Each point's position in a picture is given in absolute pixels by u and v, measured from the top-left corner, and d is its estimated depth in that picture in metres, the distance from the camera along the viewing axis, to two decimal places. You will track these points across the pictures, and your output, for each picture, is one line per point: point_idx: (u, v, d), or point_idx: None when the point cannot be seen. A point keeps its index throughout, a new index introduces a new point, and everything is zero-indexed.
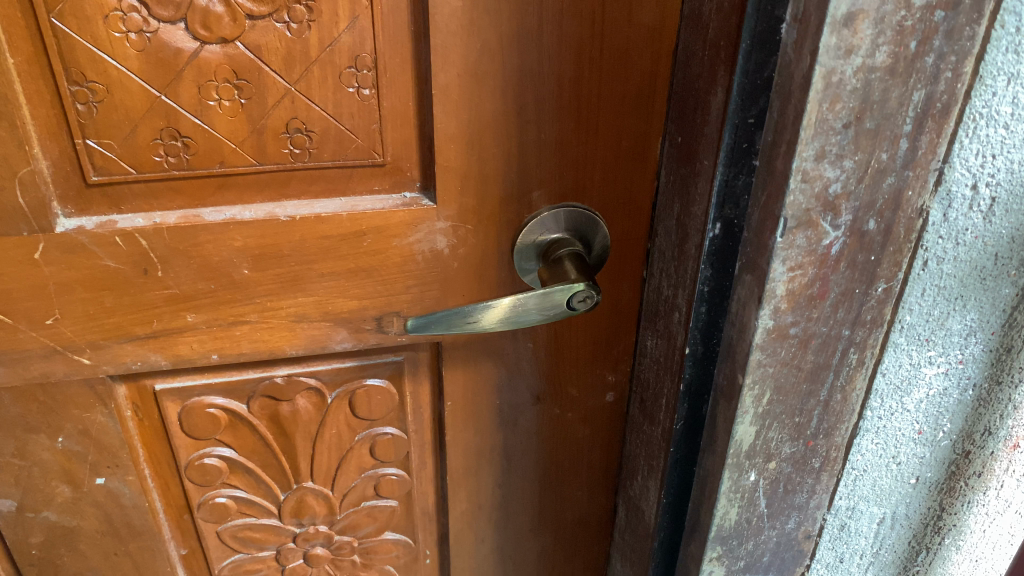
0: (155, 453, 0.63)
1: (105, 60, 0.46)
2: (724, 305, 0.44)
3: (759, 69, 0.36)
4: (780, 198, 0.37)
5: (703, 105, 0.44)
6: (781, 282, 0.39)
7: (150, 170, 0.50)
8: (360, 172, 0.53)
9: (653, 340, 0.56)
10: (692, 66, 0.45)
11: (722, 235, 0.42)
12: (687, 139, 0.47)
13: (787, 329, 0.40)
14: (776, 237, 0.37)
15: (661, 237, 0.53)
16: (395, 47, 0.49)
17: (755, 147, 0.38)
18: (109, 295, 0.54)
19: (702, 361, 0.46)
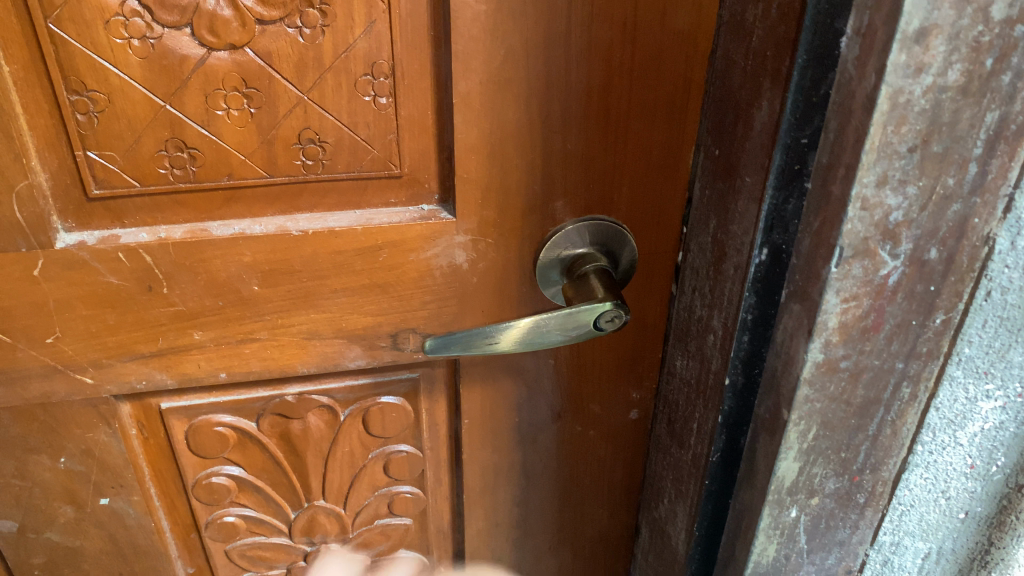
0: (161, 471, 0.60)
1: (106, 68, 0.44)
2: (769, 334, 0.41)
3: (814, 86, 0.34)
4: (835, 225, 0.34)
5: (746, 118, 0.41)
6: (834, 314, 0.36)
7: (154, 183, 0.48)
8: (375, 183, 0.51)
9: (683, 360, 0.53)
10: (733, 76, 0.42)
11: (770, 261, 0.39)
12: (726, 153, 0.44)
13: (838, 362, 0.38)
14: (831, 267, 0.35)
15: (694, 252, 0.50)
16: (413, 52, 0.46)
17: (808, 168, 0.35)
18: (111, 312, 0.51)
19: (741, 391, 0.43)
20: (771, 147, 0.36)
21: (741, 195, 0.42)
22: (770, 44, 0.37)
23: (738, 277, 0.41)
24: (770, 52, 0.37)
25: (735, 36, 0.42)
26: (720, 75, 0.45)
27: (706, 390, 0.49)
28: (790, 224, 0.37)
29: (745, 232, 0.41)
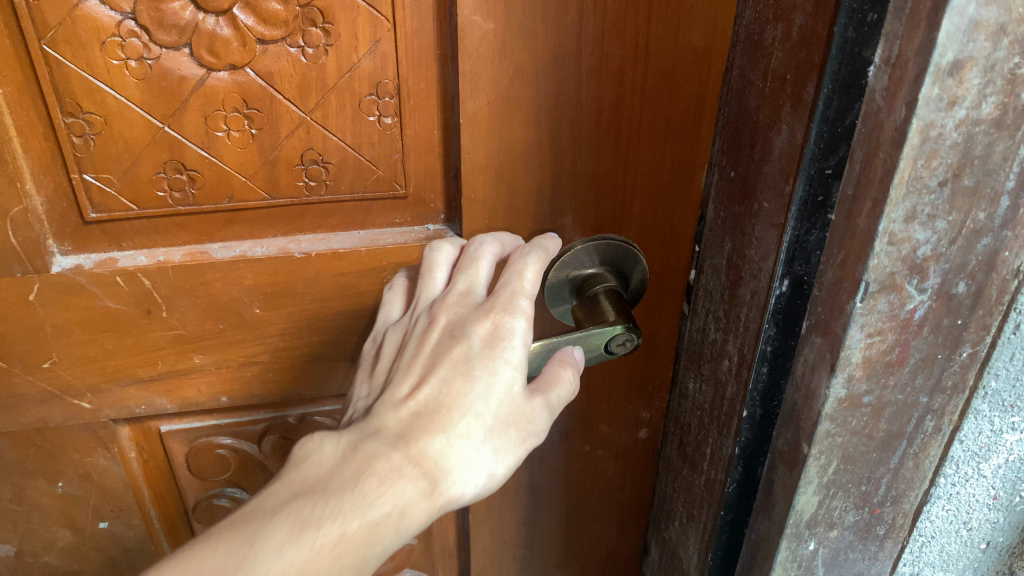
0: (161, 493, 0.59)
1: (102, 89, 0.42)
2: (789, 366, 0.40)
3: (841, 116, 0.32)
4: (861, 259, 0.33)
5: (764, 142, 0.40)
6: (858, 349, 0.35)
7: (152, 206, 0.46)
8: (380, 204, 0.49)
9: (696, 383, 0.52)
10: (749, 97, 0.41)
11: (790, 292, 0.38)
12: (742, 176, 0.43)
13: (860, 398, 0.37)
14: (854, 302, 0.33)
15: (708, 273, 0.49)
16: (419, 71, 0.45)
17: (832, 199, 0.34)
18: (109, 337, 0.50)
19: (759, 422, 0.42)
20: (793, 178, 0.35)
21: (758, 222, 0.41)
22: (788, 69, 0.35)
23: (758, 307, 0.39)
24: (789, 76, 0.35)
25: (751, 56, 0.41)
26: (735, 94, 0.43)
27: (721, 416, 0.48)
28: (813, 256, 0.36)
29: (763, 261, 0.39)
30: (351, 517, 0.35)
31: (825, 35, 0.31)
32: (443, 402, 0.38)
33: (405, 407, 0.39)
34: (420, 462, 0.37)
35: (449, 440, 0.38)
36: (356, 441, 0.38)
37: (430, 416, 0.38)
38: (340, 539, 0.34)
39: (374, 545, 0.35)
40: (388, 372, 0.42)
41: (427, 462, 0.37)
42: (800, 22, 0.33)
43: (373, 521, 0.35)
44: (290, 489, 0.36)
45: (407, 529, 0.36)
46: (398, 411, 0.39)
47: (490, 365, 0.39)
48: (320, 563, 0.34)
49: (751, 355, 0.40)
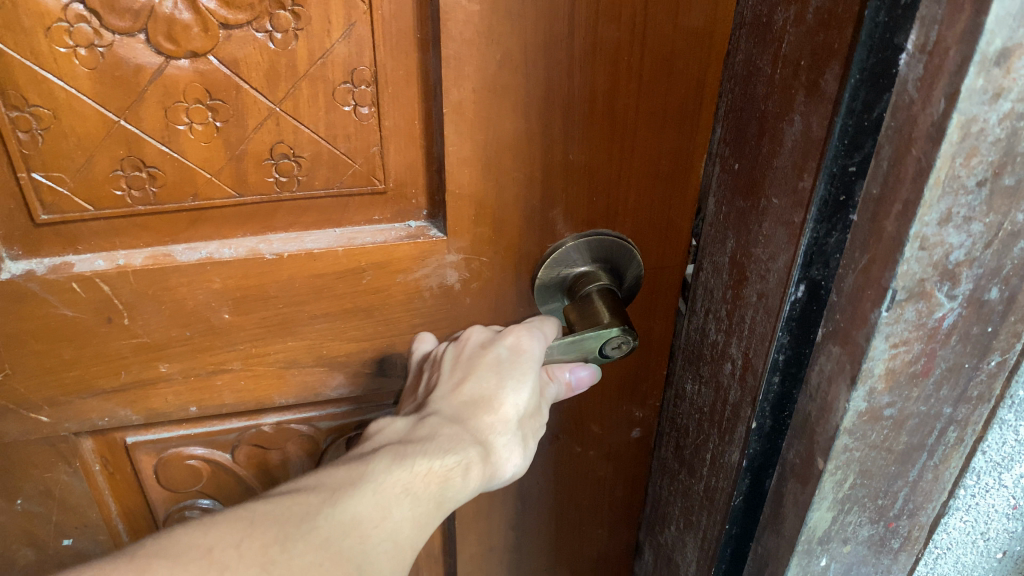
0: (129, 507, 0.56)
1: (50, 81, 0.39)
2: (802, 375, 0.37)
3: (867, 109, 0.29)
4: (887, 266, 0.30)
5: (770, 131, 0.35)
6: (882, 362, 0.32)
7: (110, 206, 0.43)
8: (357, 200, 0.46)
9: (693, 385, 0.49)
10: (755, 83, 0.36)
11: (807, 298, 0.35)
12: (745, 169, 0.38)
13: (882, 410, 0.34)
14: (880, 311, 0.31)
15: (707, 270, 0.45)
16: (397, 57, 0.41)
17: (855, 200, 0.31)
18: (67, 346, 0.46)
19: (768, 432, 0.39)
20: (813, 175, 0.32)
21: (762, 219, 0.37)
22: (801, 53, 0.32)
23: (768, 310, 0.37)
24: (801, 61, 0.32)
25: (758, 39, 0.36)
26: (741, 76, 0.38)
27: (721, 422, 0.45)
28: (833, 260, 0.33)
29: (771, 260, 0.36)
30: (434, 458, 0.41)
31: (852, 17, 0.28)
32: (487, 394, 0.45)
33: (454, 395, 0.45)
34: (476, 432, 0.44)
35: (499, 419, 0.44)
36: (421, 416, 0.44)
37: (478, 404, 0.45)
38: (429, 471, 0.41)
39: (448, 490, 0.41)
40: (425, 383, 0.47)
41: (482, 433, 0.44)
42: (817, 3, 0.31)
43: (448, 467, 0.41)
44: (379, 443, 0.43)
45: (468, 486, 0.42)
46: (450, 400, 0.45)
47: (522, 366, 0.45)
48: (416, 487, 0.40)
49: (762, 364, 0.38)
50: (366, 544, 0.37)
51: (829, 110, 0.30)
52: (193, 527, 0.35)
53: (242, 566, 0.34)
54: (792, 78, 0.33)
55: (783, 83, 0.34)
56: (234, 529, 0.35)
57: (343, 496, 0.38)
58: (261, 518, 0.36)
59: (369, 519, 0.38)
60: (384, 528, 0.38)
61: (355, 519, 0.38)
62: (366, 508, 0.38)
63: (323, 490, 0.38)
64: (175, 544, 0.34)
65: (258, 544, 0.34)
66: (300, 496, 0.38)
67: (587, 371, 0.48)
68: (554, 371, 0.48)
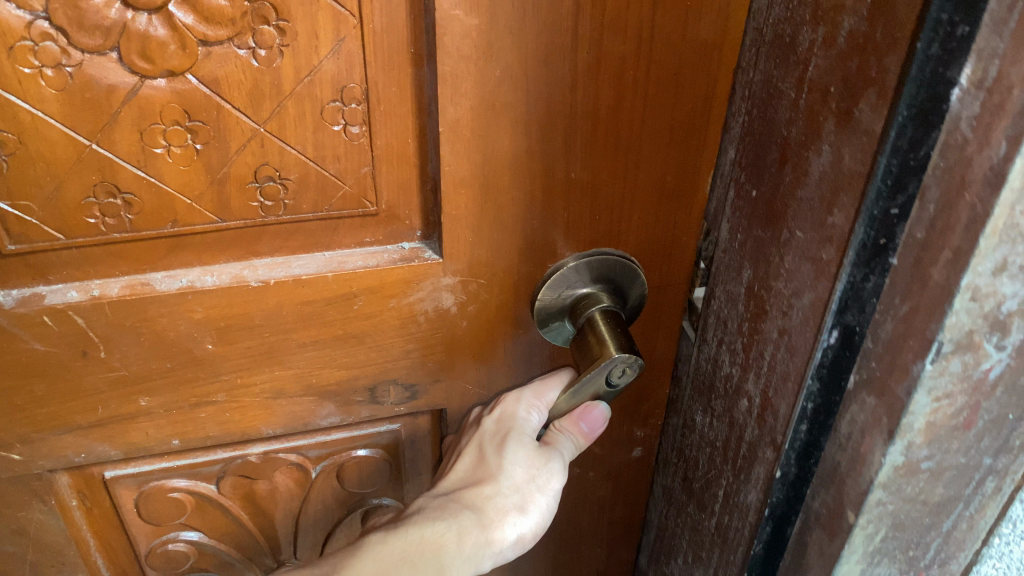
0: (109, 542, 0.53)
1: (14, 104, 0.36)
2: (830, 425, 0.36)
3: (913, 147, 0.28)
4: (934, 315, 0.29)
5: (797, 162, 0.35)
6: (922, 415, 0.31)
7: (83, 234, 0.40)
8: (347, 223, 0.43)
9: (704, 417, 0.48)
10: (778, 106, 0.36)
11: (839, 345, 0.34)
12: (766, 196, 0.38)
13: (919, 464, 0.33)
14: (924, 364, 0.29)
15: (720, 298, 0.44)
16: (390, 74, 0.39)
17: (895, 243, 0.30)
18: (38, 382, 0.43)
19: (795, 480, 0.39)
20: (852, 218, 0.31)
21: (785, 252, 0.36)
22: (830, 78, 0.32)
23: (789, 347, 0.37)
24: (831, 87, 0.32)
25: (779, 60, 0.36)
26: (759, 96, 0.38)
27: (737, 458, 0.43)
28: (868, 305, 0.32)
29: (795, 297, 0.36)
30: (427, 526, 0.43)
31: (903, 48, 0.27)
32: (483, 462, 0.46)
33: (455, 472, 0.47)
34: (470, 498, 0.45)
35: (494, 484, 0.45)
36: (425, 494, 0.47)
37: (475, 473, 0.46)
38: (422, 538, 0.43)
39: (444, 555, 0.43)
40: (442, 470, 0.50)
41: (476, 499, 0.45)
42: (849, 26, 0.30)
43: (441, 534, 0.43)
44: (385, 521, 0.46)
45: (468, 551, 0.43)
46: (450, 476, 0.47)
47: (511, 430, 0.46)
48: (414, 554, 0.42)
49: (790, 411, 0.37)
50: None
51: (873, 147, 0.29)
52: None
53: None
54: (821, 105, 0.32)
55: (809, 110, 0.33)
56: None
57: (345, 564, 0.42)
58: None
59: None
60: None
61: None
62: (366, 573, 0.41)
63: (325, 563, 0.43)
64: None
65: None
66: (302, 572, 0.43)
67: (595, 412, 0.46)
68: (562, 424, 0.47)
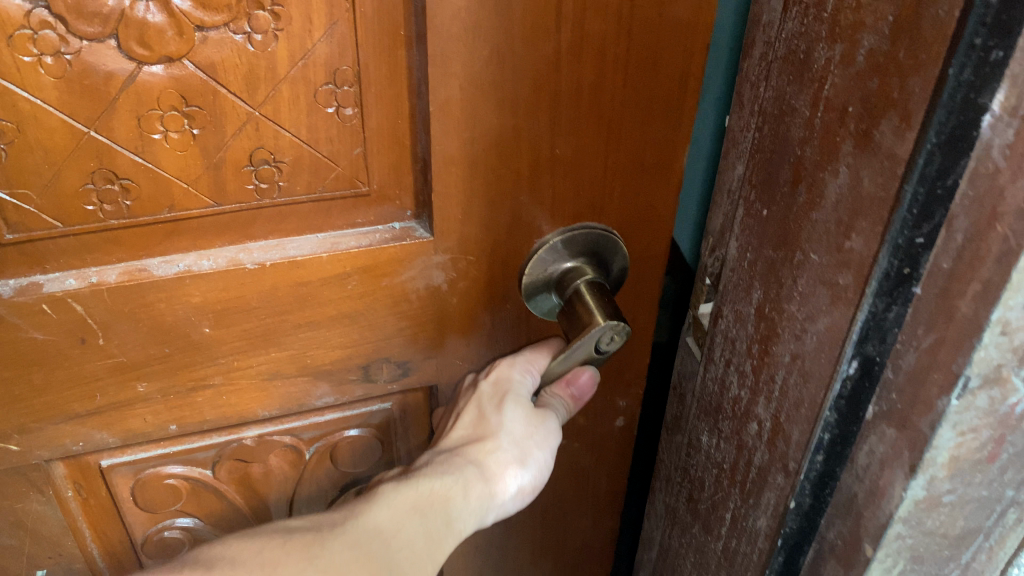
0: (105, 532, 0.54)
1: (14, 93, 0.36)
2: (847, 453, 0.39)
3: (941, 175, 0.30)
4: (959, 350, 0.31)
5: (812, 181, 0.37)
6: (946, 450, 0.33)
7: (80, 222, 0.40)
8: (340, 204, 0.44)
9: (711, 439, 0.51)
10: (791, 124, 0.38)
11: (859, 374, 0.36)
12: (779, 216, 0.40)
13: (941, 496, 0.35)
14: (950, 399, 0.32)
15: (727, 317, 0.46)
16: (382, 56, 0.40)
17: (919, 272, 0.32)
18: (36, 371, 0.44)
19: (809, 503, 0.41)
20: (876, 250, 0.33)
21: (798, 274, 0.39)
22: (848, 97, 0.33)
23: (801, 372, 0.39)
24: (849, 105, 0.33)
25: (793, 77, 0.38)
26: (770, 114, 0.40)
27: (745, 483, 0.46)
28: (888, 334, 0.34)
29: (809, 321, 0.38)
30: (435, 479, 0.46)
31: (936, 77, 0.28)
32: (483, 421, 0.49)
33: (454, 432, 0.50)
34: (473, 454, 0.48)
35: (495, 441, 0.49)
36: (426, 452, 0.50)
37: (475, 431, 0.49)
38: (432, 490, 0.46)
39: (453, 507, 0.46)
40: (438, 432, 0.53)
41: (478, 454, 0.48)
42: (869, 44, 0.32)
43: (448, 487, 0.46)
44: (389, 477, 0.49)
45: (473, 502, 0.47)
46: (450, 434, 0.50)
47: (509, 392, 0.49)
48: (425, 504, 0.45)
49: (807, 440, 0.40)
50: (391, 549, 0.42)
51: (901, 174, 0.31)
52: (236, 537, 0.41)
53: (292, 564, 0.39)
54: (836, 124, 0.34)
55: (825, 129, 0.35)
56: (271, 539, 0.40)
57: (362, 511, 0.43)
58: (294, 530, 0.41)
59: (388, 529, 0.42)
60: (402, 539, 0.42)
61: (376, 528, 0.42)
62: (384, 519, 0.43)
63: (343, 509, 0.44)
64: (224, 550, 0.40)
65: (301, 544, 0.40)
66: (322, 516, 0.43)
67: (584, 376, 0.50)
68: (555, 388, 0.51)
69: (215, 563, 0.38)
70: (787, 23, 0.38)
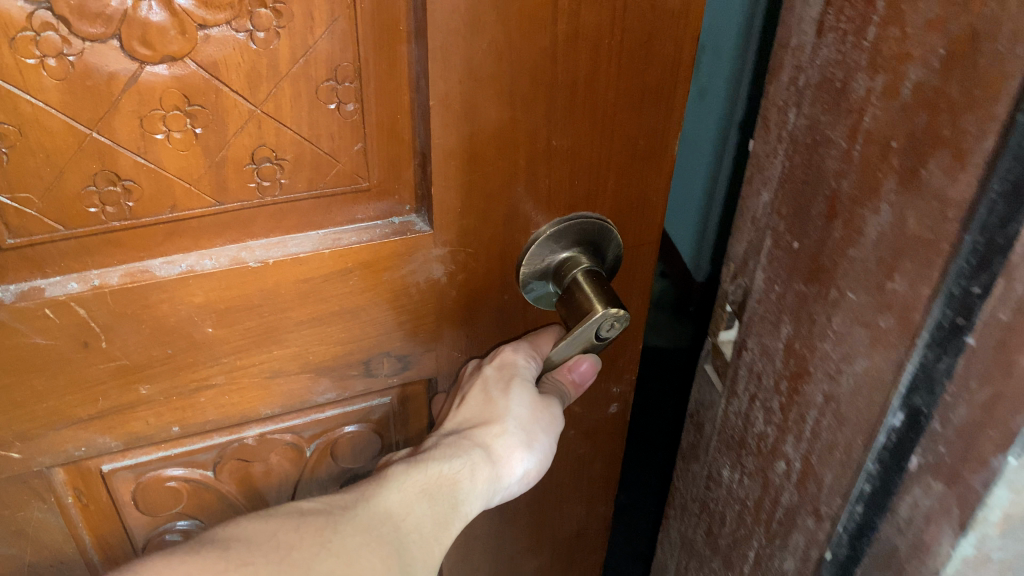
0: (105, 538, 0.53)
1: (15, 95, 0.36)
2: (887, 503, 0.37)
3: (1001, 225, 0.28)
4: (1017, 408, 0.29)
5: (851, 219, 0.36)
6: (999, 508, 0.31)
7: (82, 224, 0.40)
8: (341, 200, 0.45)
9: (733, 472, 0.51)
10: (825, 155, 0.37)
11: (906, 424, 0.35)
12: (813, 249, 0.39)
13: (990, 554, 0.33)
14: (1005, 458, 0.30)
15: (752, 350, 0.46)
16: (381, 52, 0.40)
17: (972, 322, 0.30)
18: (38, 377, 0.43)
19: (849, 547, 0.40)
20: (928, 301, 0.32)
21: (833, 313, 0.38)
22: (891, 132, 0.32)
23: (835, 414, 0.39)
24: (892, 139, 0.32)
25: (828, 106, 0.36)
26: (801, 143, 0.39)
27: (771, 523, 0.47)
28: (936, 388, 0.33)
29: (844, 362, 0.37)
30: (443, 463, 0.47)
31: (999, 121, 0.27)
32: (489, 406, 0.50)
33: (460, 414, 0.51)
34: (479, 438, 0.49)
35: (500, 425, 0.50)
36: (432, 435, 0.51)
37: (482, 415, 0.50)
38: (440, 473, 0.47)
39: (460, 490, 0.47)
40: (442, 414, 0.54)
41: (484, 438, 0.49)
42: (916, 78, 0.31)
43: (456, 471, 0.47)
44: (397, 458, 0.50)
45: (479, 486, 0.48)
46: (456, 416, 0.51)
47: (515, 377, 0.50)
48: (433, 488, 0.46)
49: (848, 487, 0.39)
50: (400, 533, 0.43)
51: (956, 219, 0.30)
52: (253, 517, 0.41)
53: (305, 544, 0.39)
54: (877, 157, 0.33)
55: (865, 163, 0.34)
56: (287, 520, 0.41)
57: (373, 493, 0.44)
58: (309, 511, 0.42)
59: (397, 513, 0.44)
60: (410, 522, 0.44)
61: (386, 511, 0.43)
62: (394, 503, 0.44)
63: (356, 487, 0.45)
64: (241, 531, 0.40)
65: (314, 527, 0.41)
66: (336, 495, 0.44)
67: (584, 363, 0.50)
68: (559, 373, 0.51)
69: (230, 546, 0.38)
70: (819, 48, 0.37)
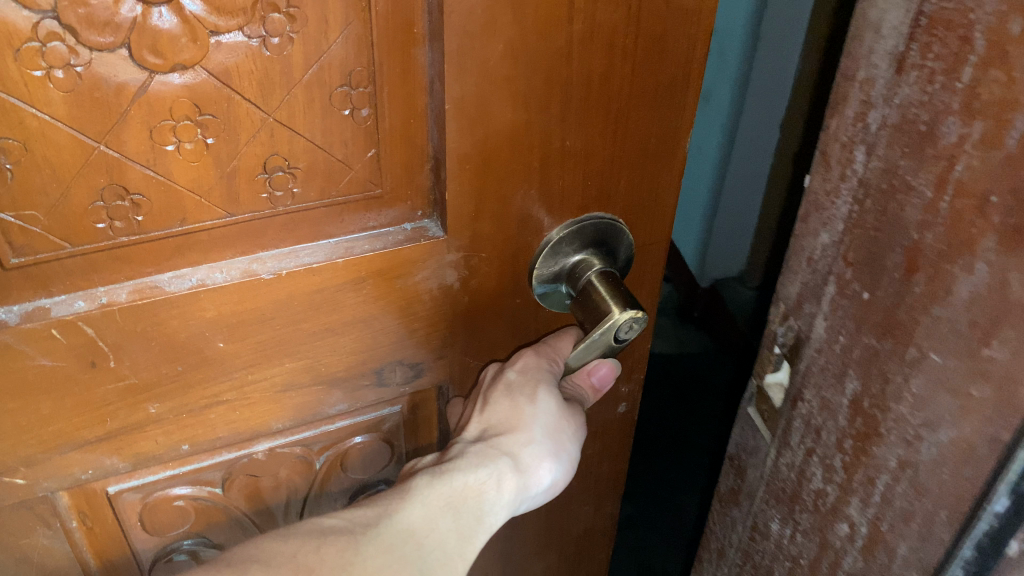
0: (110, 560, 0.52)
1: (19, 110, 0.34)
2: None
3: None
4: None
5: (941, 274, 0.30)
6: None
7: (89, 240, 0.39)
8: (354, 207, 0.43)
9: (780, 526, 0.45)
10: (905, 203, 0.31)
11: (1009, 511, 0.29)
12: (887, 303, 0.33)
13: None
14: None
15: (809, 402, 0.40)
16: (396, 55, 0.39)
17: None
18: (44, 401, 0.42)
19: None
20: None
21: (911, 374, 0.32)
22: (990, 184, 0.27)
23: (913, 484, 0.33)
24: (992, 195, 0.27)
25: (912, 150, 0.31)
26: (875, 186, 0.33)
27: None
28: None
29: (925, 428, 0.32)
30: (468, 473, 0.46)
31: None
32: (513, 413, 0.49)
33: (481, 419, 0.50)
34: (505, 446, 0.49)
35: (526, 433, 0.49)
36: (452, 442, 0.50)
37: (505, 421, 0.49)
38: (466, 485, 0.46)
39: (484, 502, 0.46)
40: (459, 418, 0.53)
41: (511, 446, 0.49)
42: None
43: (481, 481, 0.47)
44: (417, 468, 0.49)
45: (504, 497, 0.47)
46: (477, 422, 0.50)
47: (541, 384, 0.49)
48: (458, 501, 0.45)
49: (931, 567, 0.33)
50: (424, 550, 0.42)
51: None
52: (272, 536, 0.40)
53: (326, 568, 0.38)
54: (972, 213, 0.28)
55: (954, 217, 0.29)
56: (308, 538, 0.40)
57: (396, 508, 0.43)
58: (330, 530, 0.41)
59: (421, 529, 0.43)
60: (434, 539, 0.43)
61: (410, 528, 0.42)
62: (417, 518, 0.43)
63: (378, 500, 0.44)
64: (258, 551, 0.39)
65: (335, 549, 0.39)
66: (357, 510, 0.43)
67: (606, 367, 0.51)
68: (578, 378, 0.51)
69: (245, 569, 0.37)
70: (898, 86, 0.31)
